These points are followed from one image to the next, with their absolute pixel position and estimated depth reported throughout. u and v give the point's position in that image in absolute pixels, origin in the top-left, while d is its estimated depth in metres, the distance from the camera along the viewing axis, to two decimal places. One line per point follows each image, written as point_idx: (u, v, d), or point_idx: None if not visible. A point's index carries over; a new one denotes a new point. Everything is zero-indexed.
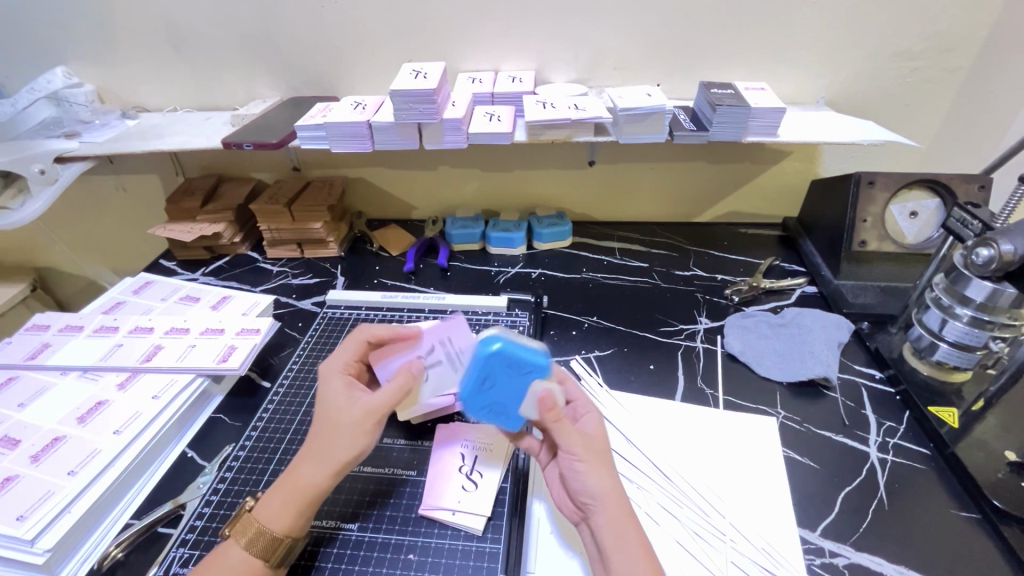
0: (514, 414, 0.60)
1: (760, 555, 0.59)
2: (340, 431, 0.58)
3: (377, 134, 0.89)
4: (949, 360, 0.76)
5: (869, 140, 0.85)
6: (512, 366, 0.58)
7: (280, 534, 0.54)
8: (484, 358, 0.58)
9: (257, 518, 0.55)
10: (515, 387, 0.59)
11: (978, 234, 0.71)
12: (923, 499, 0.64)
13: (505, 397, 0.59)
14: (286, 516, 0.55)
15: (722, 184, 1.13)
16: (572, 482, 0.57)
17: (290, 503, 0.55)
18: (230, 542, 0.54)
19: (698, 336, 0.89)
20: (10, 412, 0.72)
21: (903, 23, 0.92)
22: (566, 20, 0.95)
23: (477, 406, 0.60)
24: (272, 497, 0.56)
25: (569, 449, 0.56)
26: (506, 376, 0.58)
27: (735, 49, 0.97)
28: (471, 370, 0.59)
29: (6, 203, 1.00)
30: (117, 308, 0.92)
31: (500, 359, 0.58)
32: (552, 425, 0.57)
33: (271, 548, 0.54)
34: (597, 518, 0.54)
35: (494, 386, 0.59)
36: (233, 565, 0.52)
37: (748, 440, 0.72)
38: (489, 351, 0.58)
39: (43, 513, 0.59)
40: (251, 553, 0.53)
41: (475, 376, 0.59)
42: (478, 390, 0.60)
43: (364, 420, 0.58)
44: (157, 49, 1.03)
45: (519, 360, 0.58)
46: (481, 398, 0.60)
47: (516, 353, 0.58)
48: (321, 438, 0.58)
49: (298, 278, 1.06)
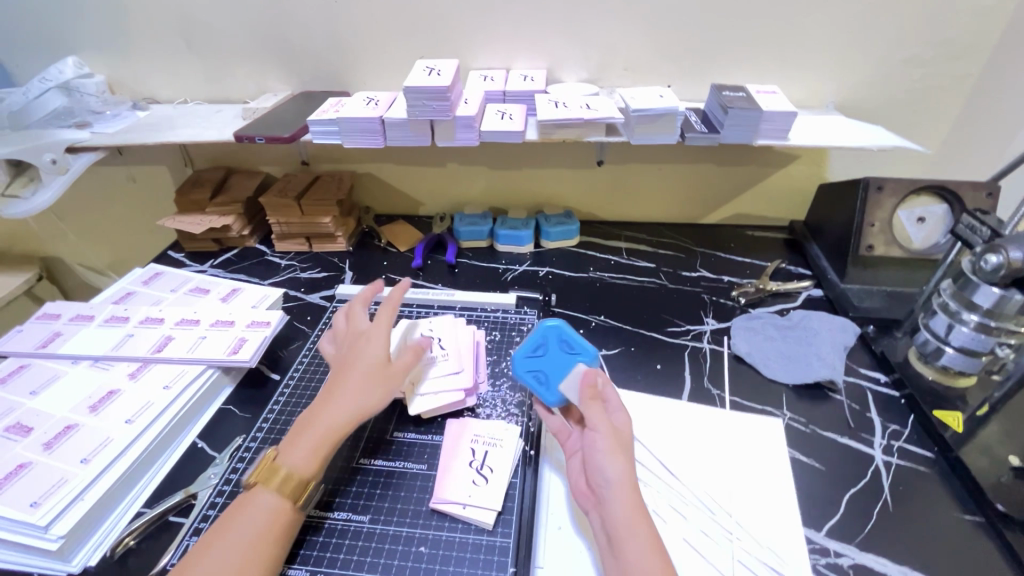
0: (553, 387, 0.66)
1: (766, 554, 0.60)
2: (361, 380, 0.62)
3: (389, 130, 0.89)
4: (954, 365, 0.77)
5: (878, 145, 0.86)
6: (565, 344, 0.69)
7: (308, 477, 0.56)
8: (544, 328, 0.70)
9: (280, 468, 0.56)
10: (563, 361, 0.67)
11: (986, 241, 0.71)
12: (927, 501, 0.65)
13: (551, 367, 0.67)
14: (314, 458, 0.57)
15: (730, 187, 1.14)
16: (592, 461, 0.58)
17: (316, 447, 0.58)
18: (253, 496, 0.55)
19: (705, 337, 0.90)
20: (21, 399, 0.72)
21: (914, 30, 0.93)
22: (579, 20, 0.96)
23: (523, 369, 0.67)
24: (293, 446, 0.58)
25: (595, 428, 0.58)
26: (555, 351, 0.68)
27: (746, 52, 0.97)
28: (531, 336, 0.70)
29: (18, 191, 1.01)
30: (127, 298, 0.92)
31: (557, 335, 0.69)
32: (586, 401, 0.61)
33: (297, 491, 0.56)
34: (611, 503, 0.55)
35: (547, 355, 0.68)
36: (263, 509, 0.54)
37: (755, 441, 0.72)
38: (552, 326, 0.70)
39: (57, 500, 0.59)
40: (279, 499, 0.54)
41: (532, 341, 0.69)
42: (530, 355, 0.68)
43: (380, 373, 0.63)
44: (169, 42, 1.03)
45: (572, 340, 0.69)
46: (531, 363, 0.68)
47: (571, 334, 0.69)
48: (341, 385, 0.62)
49: (307, 272, 1.07)
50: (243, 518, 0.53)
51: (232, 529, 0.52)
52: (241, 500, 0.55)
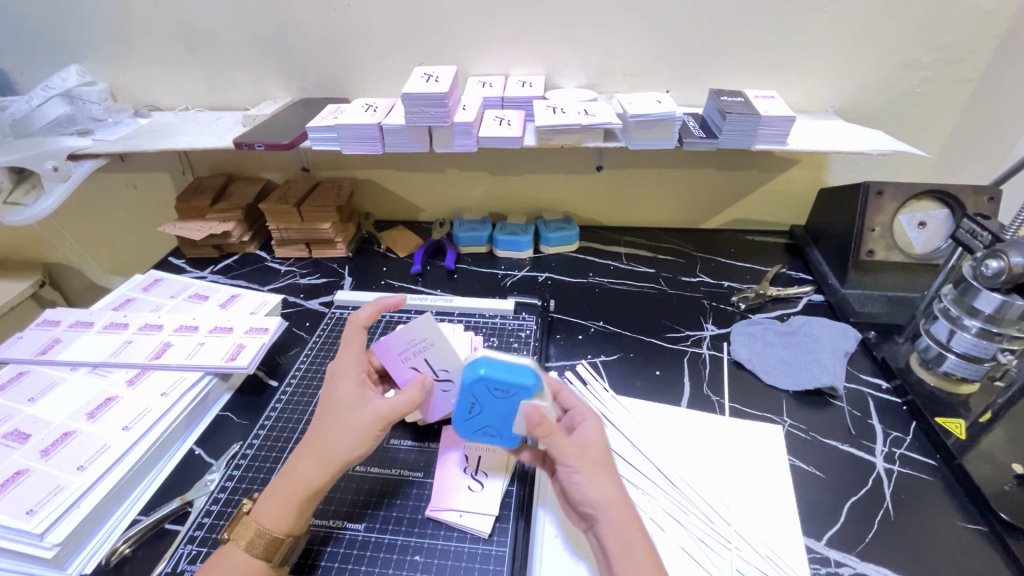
0: (509, 436, 0.61)
1: (766, 564, 0.59)
2: (343, 432, 0.56)
3: (388, 136, 0.89)
4: (956, 371, 0.77)
5: (878, 149, 0.85)
6: (496, 391, 0.58)
7: (281, 535, 0.54)
8: (468, 386, 0.58)
9: (256, 521, 0.54)
10: (504, 408, 0.59)
11: (987, 246, 0.71)
12: (930, 510, 0.64)
13: (497, 420, 0.60)
14: (288, 517, 0.55)
15: (729, 192, 1.13)
16: (575, 493, 0.57)
17: (289, 504, 0.55)
18: (231, 544, 0.54)
19: (704, 343, 0.89)
20: (20, 406, 0.72)
21: (913, 34, 0.93)
22: (577, 26, 0.96)
23: (471, 431, 0.61)
24: (272, 496, 0.56)
25: (568, 461, 0.57)
26: (491, 400, 0.59)
27: (744, 57, 0.97)
28: (459, 397, 0.60)
29: (20, 199, 1.02)
30: (126, 305, 0.93)
31: (485, 385, 0.58)
32: (545, 439, 0.57)
33: (273, 548, 0.54)
34: (603, 526, 0.55)
35: (484, 410, 0.59)
36: (233, 567, 0.52)
37: (754, 447, 0.72)
38: (473, 376, 0.58)
39: (53, 507, 0.59)
40: (250, 555, 0.53)
41: (463, 403, 0.59)
42: (469, 417, 0.60)
43: (372, 424, 0.57)
44: (170, 50, 1.04)
45: (502, 385, 0.57)
46: (472, 423, 0.61)
47: (497, 378, 0.58)
48: (323, 436, 0.57)
49: (307, 278, 1.07)
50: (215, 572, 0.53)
51: None
52: (218, 558, 0.54)
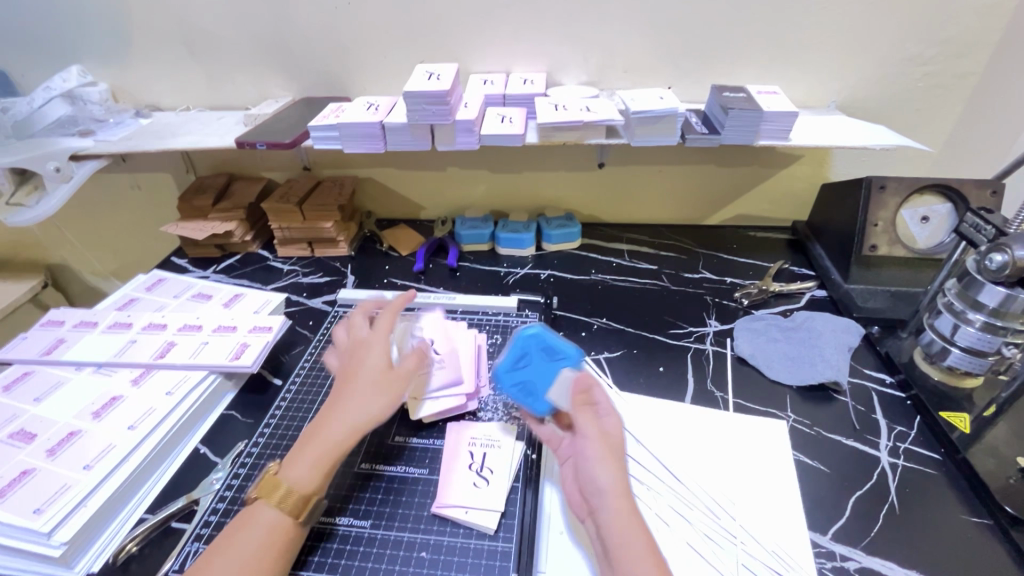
0: (540, 396, 0.63)
1: (772, 559, 0.59)
2: (362, 389, 0.60)
3: (390, 135, 0.89)
4: (961, 365, 0.76)
5: (881, 145, 0.85)
6: (546, 351, 0.66)
7: (309, 490, 0.55)
8: (523, 336, 0.66)
9: (285, 478, 0.55)
10: (548, 368, 0.65)
11: (991, 240, 0.71)
12: (936, 504, 0.64)
13: (538, 378, 0.64)
14: (316, 470, 0.56)
15: (730, 189, 1.13)
16: (584, 469, 0.57)
17: (318, 460, 0.56)
18: (259, 504, 0.55)
19: (708, 339, 0.89)
20: (25, 406, 0.72)
21: (916, 28, 0.92)
22: (578, 23, 0.96)
23: (509, 383, 0.65)
24: (300, 456, 0.57)
25: (584, 434, 0.57)
26: (539, 358, 0.65)
27: (746, 52, 0.97)
28: (511, 347, 0.67)
29: (22, 200, 1.02)
30: (130, 305, 0.93)
31: (535, 342, 0.66)
32: (577, 410, 0.59)
33: (299, 506, 0.54)
34: (605, 513, 0.54)
35: (529, 365, 0.65)
36: (262, 526, 0.53)
37: (759, 443, 0.72)
38: (530, 333, 0.67)
39: (60, 506, 0.59)
40: (280, 513, 0.54)
41: (514, 352, 0.66)
42: (513, 369, 0.65)
43: (391, 381, 0.61)
44: (171, 50, 1.04)
45: (554, 345, 0.66)
46: (514, 376, 0.65)
47: (552, 339, 0.66)
48: (344, 395, 0.60)
49: (309, 276, 1.07)
50: (243, 533, 0.53)
51: (227, 547, 0.52)
52: (245, 517, 0.54)
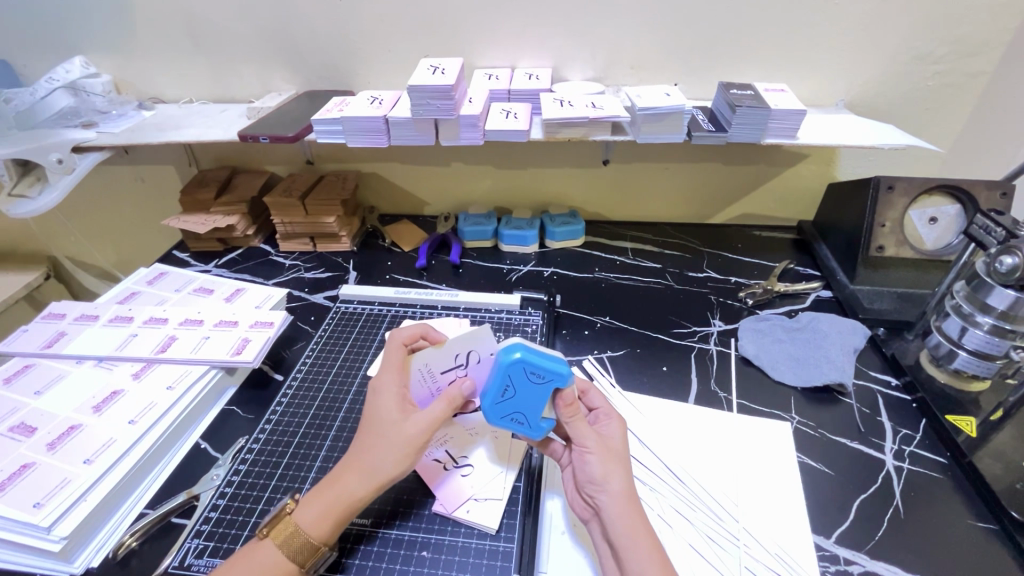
0: (536, 424, 0.60)
1: (775, 561, 0.59)
2: (389, 445, 0.57)
3: (393, 129, 0.89)
4: (967, 368, 0.76)
5: (890, 145, 0.84)
6: (532, 375, 0.58)
7: (317, 542, 0.54)
8: (504, 367, 0.58)
9: (297, 521, 0.54)
10: (538, 396, 0.59)
11: (1001, 242, 0.69)
12: (941, 509, 0.64)
13: (527, 405, 0.59)
14: (329, 523, 0.55)
15: (736, 187, 1.12)
16: (584, 477, 0.58)
17: (332, 512, 0.55)
18: (265, 540, 0.54)
19: (711, 338, 0.89)
20: (26, 399, 0.72)
21: (928, 25, 0.91)
22: (585, 18, 0.95)
23: (501, 416, 0.61)
24: (316, 500, 0.56)
25: (582, 444, 0.58)
26: (525, 385, 0.59)
27: (754, 48, 0.96)
28: (493, 378, 0.59)
29: (24, 191, 1.01)
30: (131, 298, 0.92)
31: (521, 369, 0.58)
32: (569, 421, 0.59)
33: (303, 554, 0.53)
34: (606, 511, 0.55)
35: (516, 394, 0.59)
36: (261, 564, 0.52)
37: (762, 444, 0.71)
38: (509, 361, 0.58)
39: (59, 500, 0.59)
40: (284, 555, 0.53)
41: (496, 385, 0.59)
42: (499, 400, 0.60)
43: (416, 438, 0.58)
44: (174, 41, 1.03)
45: (539, 369, 0.58)
46: (502, 407, 0.60)
47: (535, 362, 0.58)
48: (369, 444, 0.58)
49: (311, 272, 1.06)
50: (243, 565, 0.52)
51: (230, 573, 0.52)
52: (248, 550, 0.54)
